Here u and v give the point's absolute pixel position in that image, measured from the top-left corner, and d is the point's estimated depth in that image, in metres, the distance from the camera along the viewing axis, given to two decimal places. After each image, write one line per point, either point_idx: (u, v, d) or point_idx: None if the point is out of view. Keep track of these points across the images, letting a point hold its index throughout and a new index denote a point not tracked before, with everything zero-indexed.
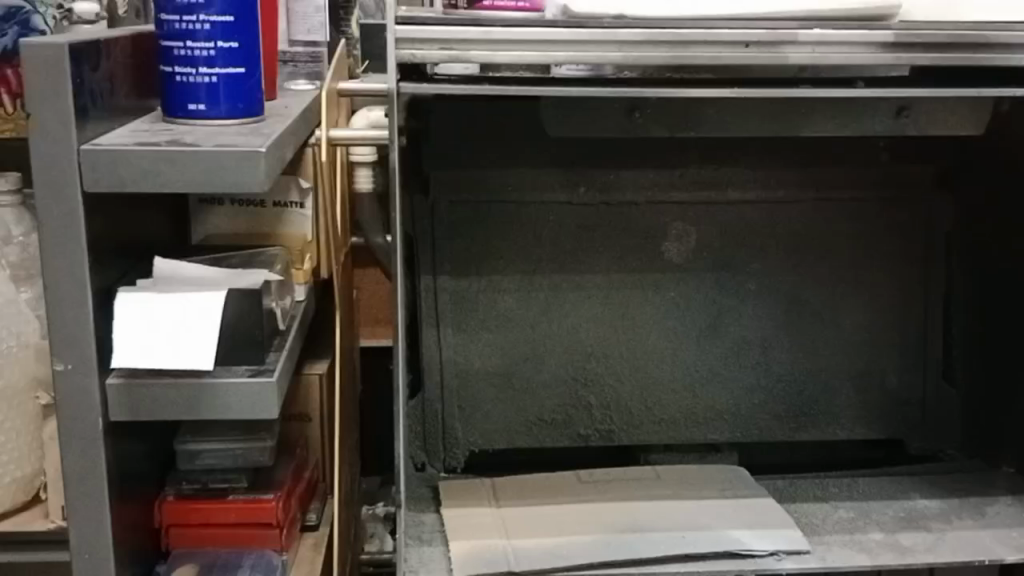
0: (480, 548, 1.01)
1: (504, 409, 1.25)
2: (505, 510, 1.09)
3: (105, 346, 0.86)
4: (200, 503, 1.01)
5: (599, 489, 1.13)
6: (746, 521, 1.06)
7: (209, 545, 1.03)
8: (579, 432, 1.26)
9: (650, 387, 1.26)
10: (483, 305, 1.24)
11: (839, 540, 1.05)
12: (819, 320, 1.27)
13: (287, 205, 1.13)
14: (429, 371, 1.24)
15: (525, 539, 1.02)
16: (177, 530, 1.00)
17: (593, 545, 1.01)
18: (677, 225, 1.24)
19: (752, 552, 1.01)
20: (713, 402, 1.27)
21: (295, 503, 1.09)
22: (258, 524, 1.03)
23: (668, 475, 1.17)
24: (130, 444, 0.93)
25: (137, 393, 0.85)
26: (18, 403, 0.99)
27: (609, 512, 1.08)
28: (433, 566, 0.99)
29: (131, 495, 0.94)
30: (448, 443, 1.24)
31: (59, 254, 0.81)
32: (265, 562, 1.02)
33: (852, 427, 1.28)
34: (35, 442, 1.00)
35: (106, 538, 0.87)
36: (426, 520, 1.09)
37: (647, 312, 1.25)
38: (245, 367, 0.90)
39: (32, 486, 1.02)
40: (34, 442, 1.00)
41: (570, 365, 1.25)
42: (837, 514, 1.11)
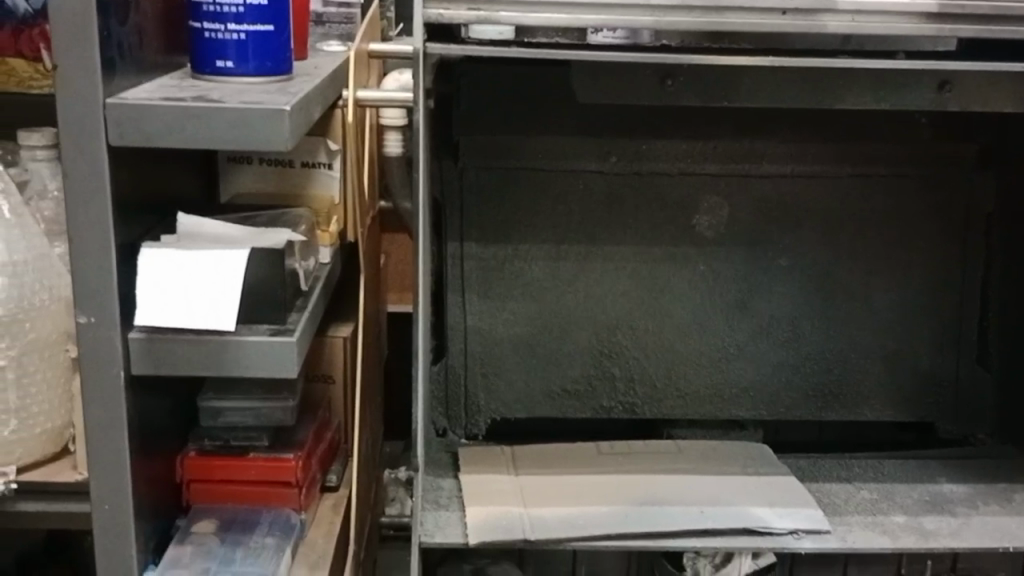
0: (496, 515, 1.00)
1: (527, 378, 1.24)
2: (522, 478, 1.09)
3: (129, 301, 0.86)
4: (220, 460, 1.02)
5: (620, 461, 1.13)
6: (766, 499, 1.05)
7: (229, 502, 1.03)
8: (601, 404, 1.25)
9: (675, 361, 1.25)
10: (511, 273, 1.23)
11: (860, 521, 1.04)
12: (850, 299, 1.25)
13: (315, 165, 1.12)
14: (453, 338, 1.23)
15: (540, 507, 1.02)
16: (197, 485, 1.01)
17: (610, 515, 1.01)
18: (709, 198, 1.22)
19: (771, 530, 1.00)
20: (739, 379, 1.26)
21: (316, 463, 1.10)
22: (277, 483, 1.03)
23: (689, 449, 1.16)
24: (151, 398, 0.94)
25: (159, 348, 0.86)
26: (50, 355, 0.98)
27: (630, 485, 1.07)
28: (449, 530, 0.99)
29: (152, 451, 0.95)
30: (469, 411, 1.24)
31: (85, 208, 0.81)
32: (283, 520, 1.03)
33: (881, 409, 1.27)
34: (66, 395, 1.01)
35: (126, 489, 0.88)
36: (444, 485, 1.09)
37: (676, 286, 1.24)
38: (267, 326, 0.90)
39: (62, 438, 1.02)
40: (65, 394, 1.01)
41: (594, 337, 1.25)
42: (860, 495, 1.10)
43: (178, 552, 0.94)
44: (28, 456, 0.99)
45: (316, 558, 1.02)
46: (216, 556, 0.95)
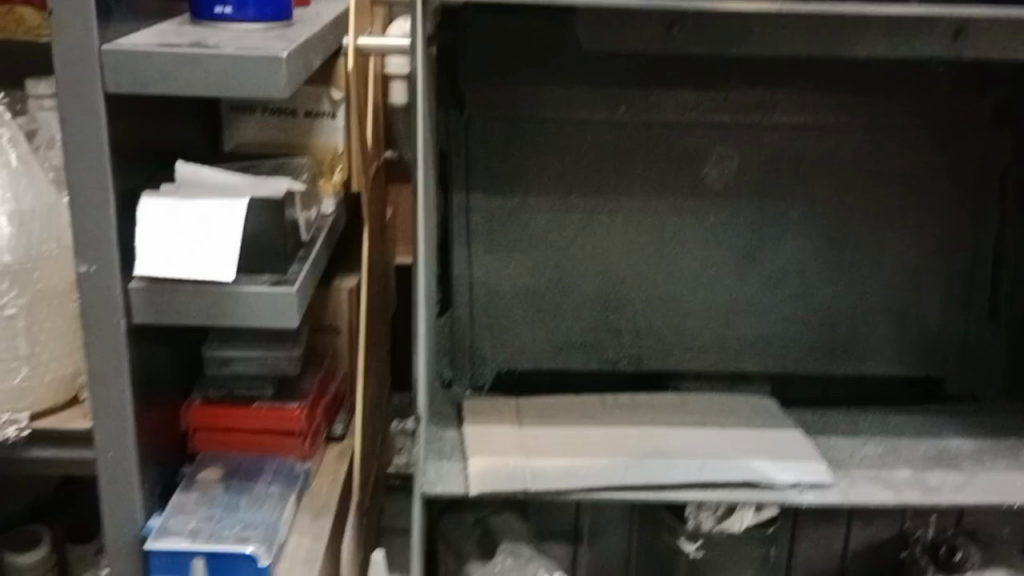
0: (497, 466, 1.01)
1: (533, 330, 1.24)
2: (526, 430, 1.09)
3: (130, 250, 0.87)
4: (225, 407, 1.02)
5: (624, 413, 1.13)
6: (770, 451, 1.05)
7: (234, 450, 1.04)
8: (607, 356, 1.25)
9: (682, 313, 1.25)
10: (517, 225, 1.22)
11: (864, 475, 1.03)
12: (861, 252, 1.23)
13: (318, 115, 1.13)
14: (459, 290, 1.23)
15: (544, 459, 1.02)
16: (202, 433, 1.02)
17: (612, 468, 1.01)
18: (720, 150, 1.20)
19: (772, 484, 1.00)
20: (747, 331, 1.25)
21: (320, 414, 1.10)
22: (282, 431, 1.04)
23: (695, 403, 1.16)
24: (153, 348, 0.94)
25: (158, 297, 0.86)
26: (59, 305, 0.98)
27: (634, 439, 1.06)
28: (450, 480, 1.00)
29: (156, 398, 0.96)
30: (475, 362, 1.25)
31: (84, 157, 0.81)
32: (288, 469, 1.03)
33: (888, 362, 1.26)
34: (74, 345, 1.01)
35: (129, 437, 0.89)
36: (446, 436, 1.09)
37: (684, 238, 1.23)
38: (269, 275, 0.90)
39: (72, 386, 1.03)
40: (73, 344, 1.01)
41: (601, 291, 1.24)
42: (865, 449, 1.09)
43: (183, 499, 0.95)
44: (37, 403, 1.00)
45: (319, 507, 1.03)
46: (221, 504, 0.96)
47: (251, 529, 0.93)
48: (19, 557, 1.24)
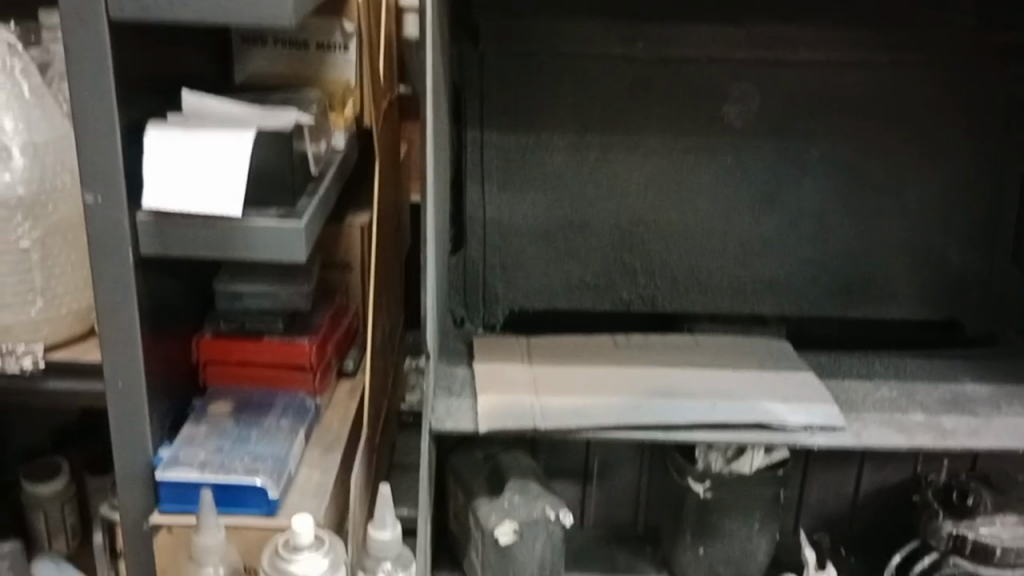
0: (506, 403, 1.01)
1: (547, 269, 1.23)
2: (537, 369, 1.08)
3: (136, 181, 0.86)
4: (236, 340, 1.02)
5: (636, 353, 1.12)
6: (783, 392, 1.04)
7: (245, 384, 1.04)
8: (621, 297, 1.24)
9: (698, 255, 1.23)
10: (532, 162, 1.20)
11: (877, 419, 1.02)
12: (882, 194, 1.21)
13: (330, 48, 1.11)
14: (472, 228, 1.22)
15: (553, 397, 1.02)
16: (213, 365, 1.03)
17: (621, 407, 1.00)
18: (739, 87, 1.17)
19: (785, 426, 0.99)
20: (763, 274, 1.24)
21: (332, 350, 1.10)
22: (291, 366, 1.04)
23: (707, 343, 1.15)
24: (162, 280, 0.94)
25: (164, 229, 0.86)
26: (74, 239, 0.99)
27: (645, 377, 1.06)
28: (460, 417, 1.00)
29: (166, 331, 0.96)
30: (487, 301, 1.24)
31: (88, 85, 0.80)
32: (298, 403, 1.04)
33: (906, 306, 1.24)
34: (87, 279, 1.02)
35: (139, 368, 0.89)
36: (457, 373, 1.10)
37: (701, 178, 1.20)
38: (275, 209, 0.89)
39: (87, 320, 1.03)
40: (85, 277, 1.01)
41: (615, 230, 1.22)
42: (879, 393, 1.08)
43: (193, 432, 0.96)
44: (53, 335, 1.00)
45: (329, 444, 1.03)
46: (230, 436, 0.96)
47: (260, 461, 0.94)
48: (39, 488, 1.33)
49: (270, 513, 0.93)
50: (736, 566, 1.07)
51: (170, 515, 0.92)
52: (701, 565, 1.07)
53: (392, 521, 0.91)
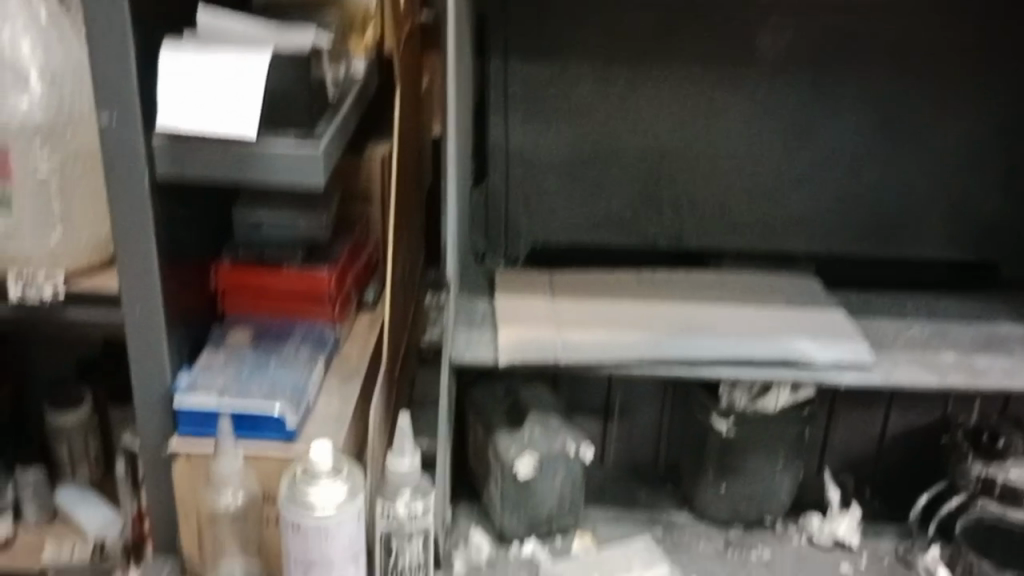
0: (526, 335, 0.99)
1: (570, 203, 1.21)
2: (559, 304, 1.06)
3: (151, 103, 0.84)
4: (254, 268, 1.01)
5: (661, 288, 1.10)
6: (810, 327, 1.01)
7: (264, 314, 1.03)
8: (646, 232, 1.22)
9: (726, 191, 1.20)
10: (557, 93, 1.16)
11: (908, 357, 1.00)
12: (919, 130, 1.16)
13: None
14: (495, 159, 1.19)
15: (575, 331, 1.00)
16: (231, 294, 1.02)
17: (644, 342, 0.98)
18: (774, 17, 1.12)
19: (811, 364, 0.98)
20: (793, 211, 1.20)
21: (351, 282, 1.09)
22: (310, 296, 1.02)
23: (734, 282, 1.11)
24: (179, 207, 0.93)
25: (180, 153, 0.84)
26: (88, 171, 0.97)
27: (670, 313, 1.04)
28: (479, 349, 0.99)
29: (184, 259, 0.95)
30: (510, 234, 1.22)
31: (100, 2, 0.78)
32: (317, 335, 1.03)
33: (940, 244, 1.21)
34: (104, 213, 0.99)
35: (156, 294, 0.88)
36: (479, 306, 1.08)
37: (731, 111, 1.17)
38: (293, 131, 0.86)
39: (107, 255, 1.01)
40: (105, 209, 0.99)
41: (642, 164, 1.19)
42: (910, 332, 1.05)
43: (212, 358, 0.96)
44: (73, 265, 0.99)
45: (347, 374, 1.03)
46: (249, 364, 0.96)
47: (278, 388, 0.93)
48: (62, 418, 1.34)
49: (289, 441, 0.92)
50: (757, 504, 1.06)
51: (188, 441, 0.92)
52: (723, 502, 1.06)
53: (411, 449, 0.90)
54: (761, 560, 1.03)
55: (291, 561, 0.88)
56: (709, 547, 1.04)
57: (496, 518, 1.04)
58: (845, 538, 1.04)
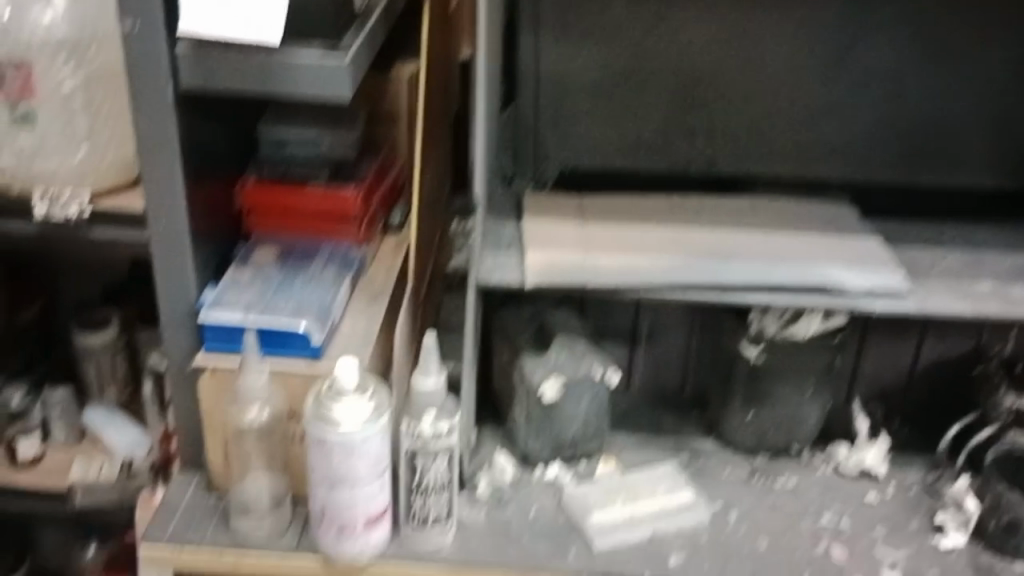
0: (554, 259, 0.97)
1: (598, 127, 1.13)
2: (588, 227, 1.04)
3: (174, 13, 0.82)
4: (279, 186, 1.00)
5: (693, 212, 1.08)
6: (846, 255, 0.99)
7: (289, 235, 1.02)
8: (679, 159, 1.15)
9: (764, 115, 1.12)
10: (590, 8, 1.07)
11: (943, 283, 0.98)
12: (973, 54, 1.08)
13: None
14: (523, 81, 1.11)
15: (604, 255, 0.98)
16: (256, 213, 1.00)
17: (672, 265, 0.97)
18: None
19: (843, 290, 0.95)
20: (831, 138, 1.13)
21: (378, 202, 1.08)
22: (336, 216, 1.01)
23: (770, 207, 1.09)
24: (204, 122, 0.92)
25: (205, 65, 0.82)
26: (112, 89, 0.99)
27: (701, 238, 1.02)
28: (507, 270, 0.98)
29: (209, 175, 0.94)
30: (537, 159, 1.16)
31: None
32: (342, 256, 1.02)
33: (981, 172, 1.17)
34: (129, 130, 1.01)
35: (181, 209, 0.87)
36: (506, 228, 1.07)
37: (772, 31, 1.08)
38: (320, 43, 0.85)
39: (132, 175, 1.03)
40: (130, 132, 1.01)
41: (677, 84, 1.11)
42: (946, 261, 1.03)
43: (237, 276, 0.95)
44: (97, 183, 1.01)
45: (375, 292, 1.02)
46: (274, 282, 0.95)
47: (304, 306, 0.93)
48: (92, 339, 1.35)
49: (315, 359, 0.92)
50: (784, 433, 1.05)
51: (215, 356, 0.92)
52: (749, 429, 1.05)
53: (437, 368, 0.90)
54: (787, 488, 1.02)
55: (315, 478, 0.88)
56: (734, 474, 1.04)
57: (521, 439, 1.04)
58: (872, 468, 1.03)
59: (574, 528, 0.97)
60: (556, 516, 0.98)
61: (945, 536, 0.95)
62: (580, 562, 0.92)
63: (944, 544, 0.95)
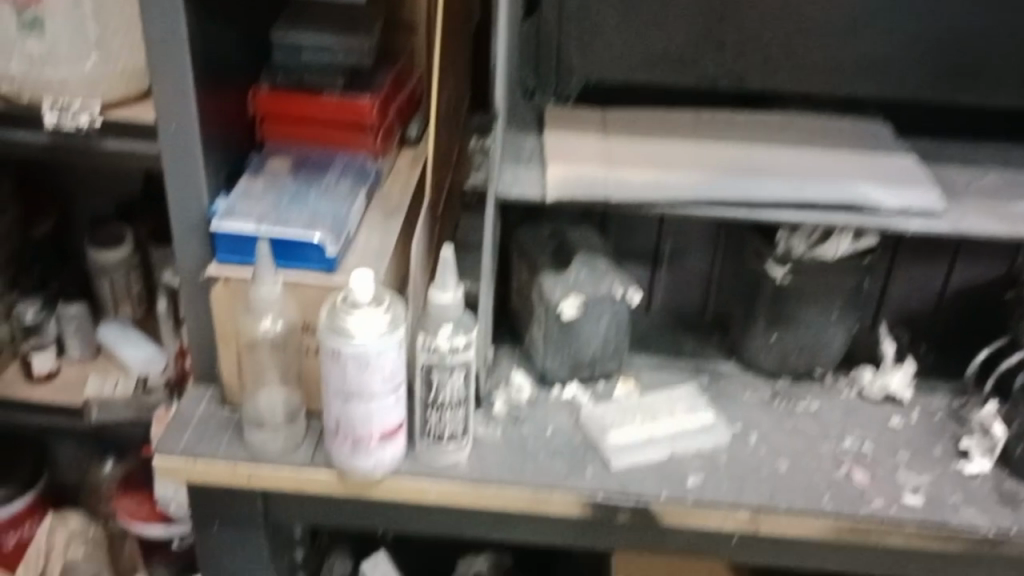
0: (576, 173, 0.94)
1: (623, 39, 1.08)
2: (612, 142, 1.01)
3: None
4: (293, 94, 0.97)
5: (720, 128, 1.04)
6: (879, 173, 0.95)
7: (303, 145, 0.99)
8: (707, 73, 1.09)
9: (797, 30, 1.06)
10: None
11: (979, 204, 0.95)
12: None
13: None
14: None
15: (629, 169, 0.95)
16: (269, 121, 0.98)
17: (699, 181, 0.93)
18: None
19: (876, 207, 0.92)
20: (861, 52, 1.07)
21: (394, 114, 1.04)
22: (351, 126, 0.99)
23: (801, 123, 1.06)
24: (215, 25, 0.88)
25: None
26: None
27: (728, 151, 0.99)
28: (526, 185, 0.95)
29: (222, 82, 0.91)
30: (561, 72, 1.12)
31: None
32: (358, 167, 0.99)
33: None
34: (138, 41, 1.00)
35: (192, 113, 0.85)
36: (526, 141, 1.03)
37: None
38: None
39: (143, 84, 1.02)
40: (139, 43, 1.00)
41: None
42: (983, 181, 0.99)
43: (250, 185, 0.93)
44: (110, 92, 1.01)
45: (391, 207, 1.00)
46: (288, 192, 0.93)
47: (318, 218, 0.90)
48: (109, 257, 1.39)
49: (330, 272, 0.90)
50: (808, 356, 1.02)
51: (228, 267, 0.90)
52: (772, 351, 1.03)
53: (455, 283, 0.88)
54: (809, 412, 1.00)
55: (330, 390, 0.87)
56: (755, 397, 1.02)
57: (538, 358, 1.02)
58: (897, 393, 1.01)
59: (591, 447, 0.95)
60: (573, 435, 0.97)
61: (970, 462, 0.93)
62: (596, 480, 0.91)
63: (969, 469, 0.93)
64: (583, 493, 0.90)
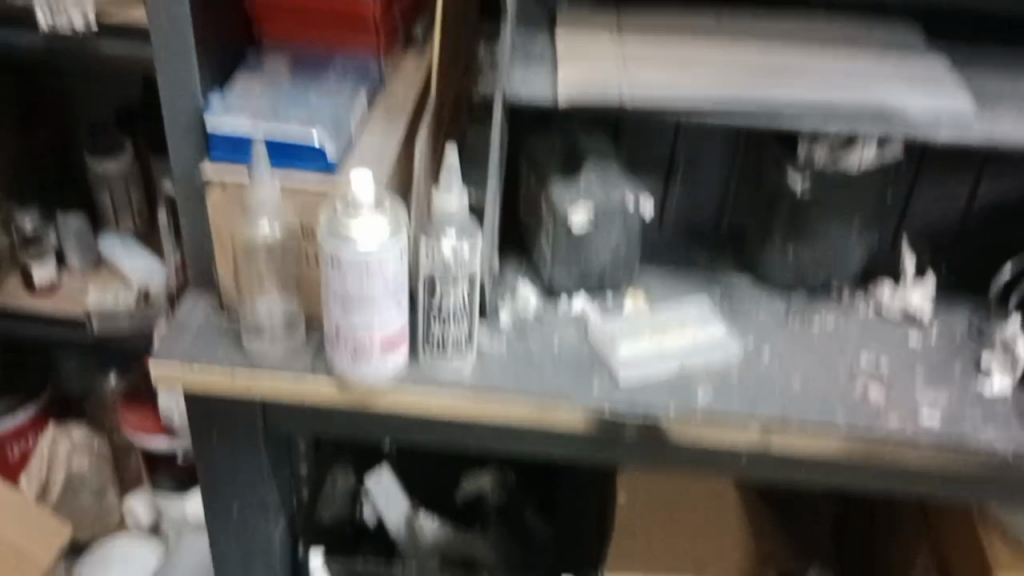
0: (588, 74, 0.89)
1: None
2: (628, 44, 0.95)
3: None
4: None
5: (742, 30, 0.98)
6: (909, 79, 0.90)
7: (302, 45, 0.94)
8: None
9: None
10: None
11: (1013, 113, 0.90)
12: None
13: None
14: None
15: (645, 73, 0.90)
16: (266, 18, 0.93)
17: (718, 86, 0.89)
18: None
19: (905, 114, 0.87)
20: None
21: (398, 13, 1.00)
22: (352, 26, 0.93)
23: (828, 26, 1.00)
24: None
25: None
26: None
27: (751, 54, 0.94)
28: (536, 85, 0.90)
29: None
30: None
31: None
32: (359, 67, 0.95)
33: None
34: None
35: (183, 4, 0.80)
36: (538, 40, 0.98)
37: None
38: None
39: None
40: None
41: None
42: (1017, 89, 0.94)
43: (246, 83, 0.89)
44: None
45: (394, 110, 0.95)
46: (286, 91, 0.89)
47: (317, 116, 0.87)
48: (108, 165, 1.40)
49: (328, 173, 0.86)
50: (825, 270, 0.99)
51: (223, 168, 0.86)
52: (788, 265, 0.99)
53: (459, 186, 0.84)
54: (825, 328, 0.97)
55: (330, 297, 0.84)
56: (769, 313, 0.98)
57: (545, 270, 0.99)
58: (916, 310, 0.98)
59: (598, 361, 0.93)
60: (580, 348, 0.94)
61: (991, 381, 0.90)
62: (602, 393, 0.89)
63: (989, 390, 0.90)
64: (589, 406, 0.88)
